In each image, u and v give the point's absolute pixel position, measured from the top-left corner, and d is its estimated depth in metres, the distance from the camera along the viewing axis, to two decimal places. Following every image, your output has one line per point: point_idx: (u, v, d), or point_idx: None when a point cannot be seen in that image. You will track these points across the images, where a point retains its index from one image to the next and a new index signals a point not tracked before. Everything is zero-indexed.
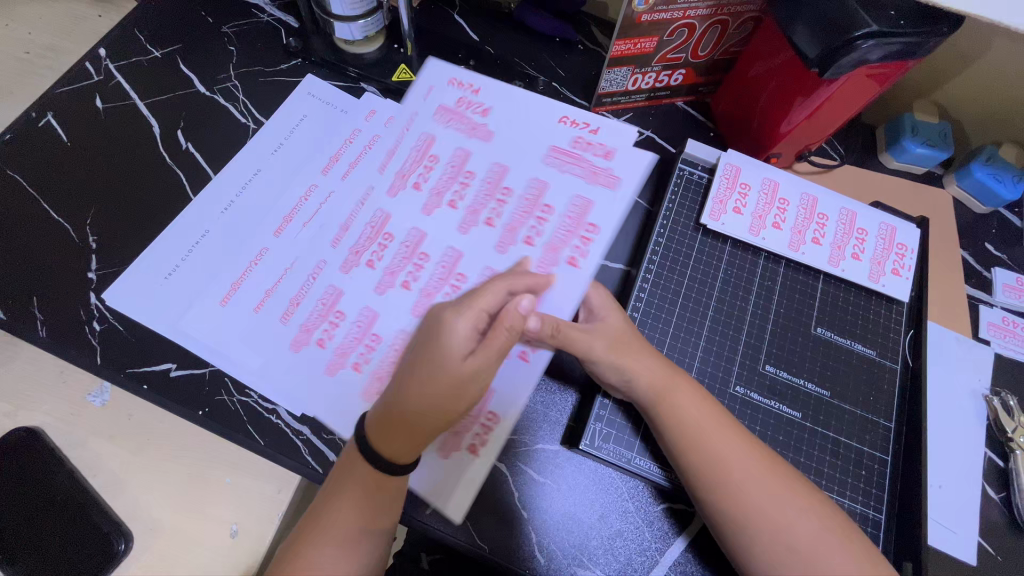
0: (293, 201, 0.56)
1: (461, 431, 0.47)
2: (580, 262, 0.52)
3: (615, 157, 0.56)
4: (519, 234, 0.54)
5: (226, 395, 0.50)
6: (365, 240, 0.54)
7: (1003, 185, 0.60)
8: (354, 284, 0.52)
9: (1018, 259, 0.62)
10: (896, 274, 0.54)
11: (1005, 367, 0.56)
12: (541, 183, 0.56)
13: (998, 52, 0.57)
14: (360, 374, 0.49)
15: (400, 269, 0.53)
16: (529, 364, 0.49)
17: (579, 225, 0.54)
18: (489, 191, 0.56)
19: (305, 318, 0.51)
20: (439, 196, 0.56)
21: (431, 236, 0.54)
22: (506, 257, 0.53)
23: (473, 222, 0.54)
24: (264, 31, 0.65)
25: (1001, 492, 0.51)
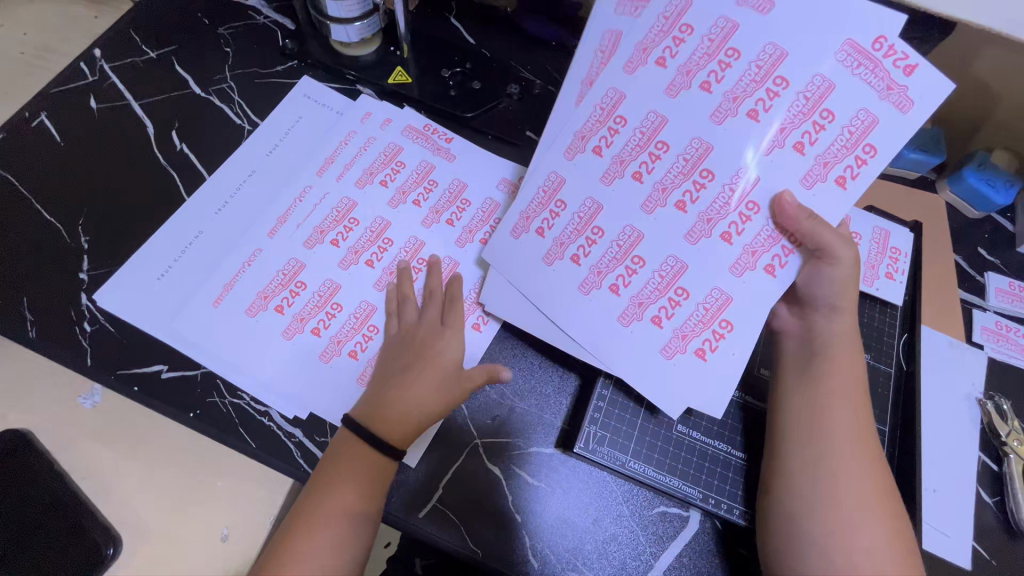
0: (287, 203, 0.55)
1: (605, 269, 0.48)
2: (850, 183, 0.43)
3: (917, 73, 0.41)
4: (791, 137, 0.43)
5: (218, 397, 0.49)
6: (594, 122, 0.47)
7: (995, 190, 0.61)
8: (579, 172, 0.48)
9: (1011, 264, 0.62)
10: (890, 278, 0.54)
11: (999, 371, 0.56)
12: (780, 52, 0.42)
13: (989, 58, 0.57)
14: (579, 267, 0.48)
15: (617, 141, 0.46)
16: (777, 281, 0.45)
17: (812, 110, 0.43)
18: (710, 50, 0.44)
19: (560, 233, 0.49)
20: (647, 51, 0.45)
21: (632, 98, 0.46)
22: (722, 135, 0.44)
23: (686, 85, 0.44)
24: (261, 33, 0.65)
25: (995, 496, 0.52)
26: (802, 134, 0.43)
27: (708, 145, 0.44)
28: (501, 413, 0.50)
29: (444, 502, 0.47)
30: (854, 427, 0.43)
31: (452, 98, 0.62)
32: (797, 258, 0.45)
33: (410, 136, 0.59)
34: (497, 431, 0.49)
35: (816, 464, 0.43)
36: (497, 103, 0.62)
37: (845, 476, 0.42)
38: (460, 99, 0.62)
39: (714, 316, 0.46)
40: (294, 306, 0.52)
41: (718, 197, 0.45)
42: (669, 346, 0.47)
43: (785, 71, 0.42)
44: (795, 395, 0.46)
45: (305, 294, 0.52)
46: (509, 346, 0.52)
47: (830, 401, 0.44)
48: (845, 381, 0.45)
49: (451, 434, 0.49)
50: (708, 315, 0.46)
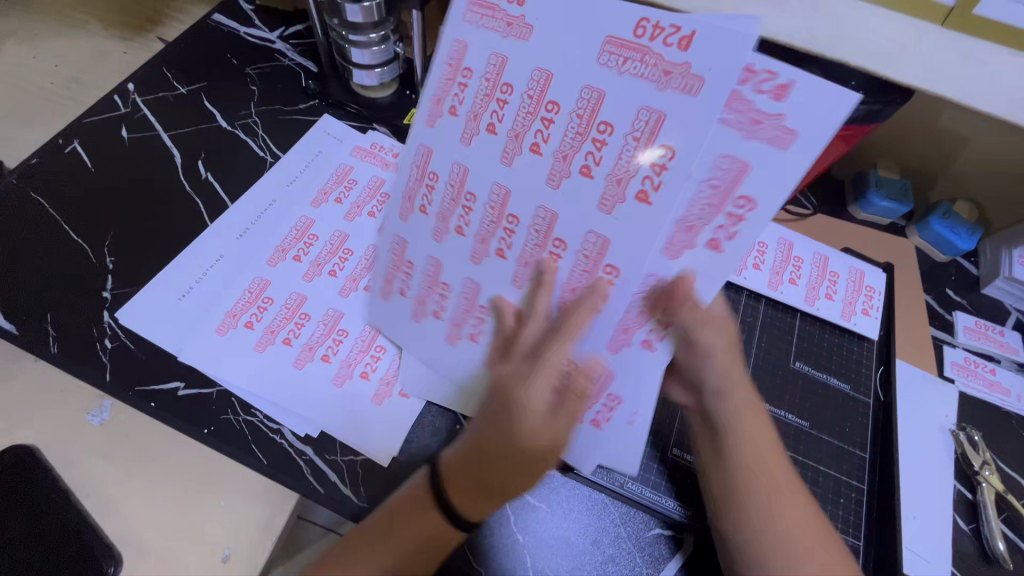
0: (409, 170, 0.49)
1: (498, 346, 0.49)
2: (727, 244, 0.40)
3: (787, 99, 0.36)
4: (702, 236, 0.40)
5: (232, 413, 0.51)
6: (448, 202, 0.48)
7: (958, 236, 0.67)
8: (412, 232, 0.51)
9: (975, 304, 0.67)
10: (866, 314, 0.58)
11: (968, 403, 0.60)
12: (659, 115, 0.38)
13: (950, 118, 0.64)
14: (476, 345, 0.50)
15: (473, 217, 0.47)
16: (659, 353, 0.45)
17: (657, 160, 0.40)
18: (531, 107, 0.43)
19: (452, 314, 0.50)
20: (441, 103, 0.46)
21: (475, 171, 0.46)
22: (562, 196, 0.43)
23: (517, 149, 0.44)
24: (286, 73, 0.70)
25: (971, 523, 0.54)
26: (689, 217, 0.40)
27: (554, 211, 0.43)
28: None
29: None
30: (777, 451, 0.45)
31: None
32: (668, 344, 0.44)
33: (362, 158, 0.65)
34: None
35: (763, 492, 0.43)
36: None
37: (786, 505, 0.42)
38: None
39: (602, 389, 0.46)
40: (263, 320, 0.54)
41: (578, 262, 0.43)
42: (597, 416, 0.47)
43: (670, 138, 0.38)
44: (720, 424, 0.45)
45: (273, 308, 0.55)
46: None
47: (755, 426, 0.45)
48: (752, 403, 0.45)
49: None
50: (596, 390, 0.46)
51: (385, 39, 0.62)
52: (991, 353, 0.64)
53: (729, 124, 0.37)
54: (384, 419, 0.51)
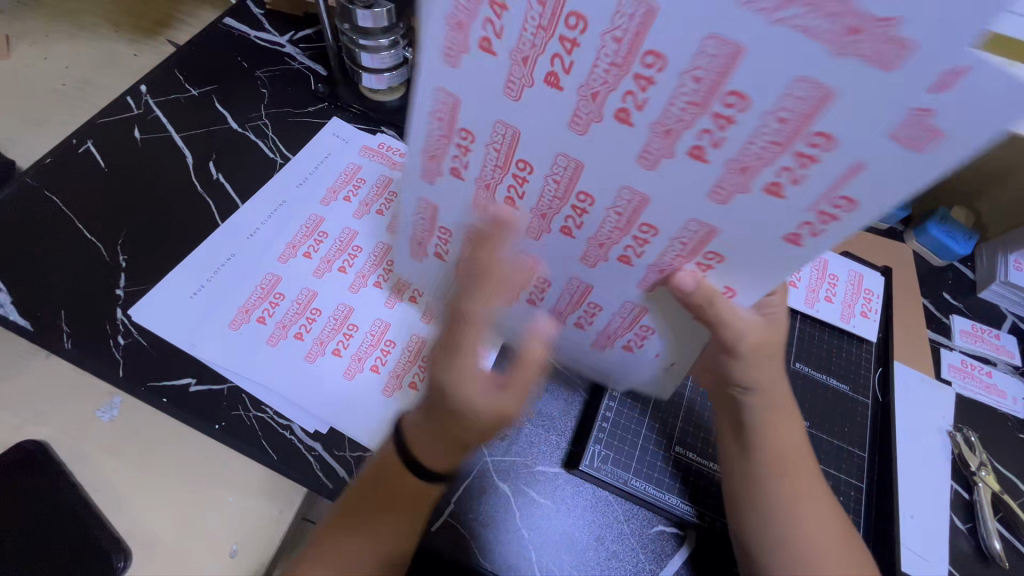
0: (427, 123, 0.40)
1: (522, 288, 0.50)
2: (806, 241, 0.33)
3: (953, 89, 0.24)
4: (759, 178, 0.32)
5: (243, 410, 0.52)
6: (438, 139, 0.41)
7: (955, 241, 0.68)
8: (445, 194, 0.45)
9: (972, 307, 0.68)
10: (865, 316, 0.59)
11: (965, 405, 0.61)
12: (825, 95, 0.27)
13: None
14: None
15: (530, 185, 0.40)
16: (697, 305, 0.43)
17: (793, 138, 0.29)
18: (542, 21, 0.30)
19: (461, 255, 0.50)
20: (464, 27, 0.33)
21: (467, 103, 0.37)
22: (660, 184, 0.35)
23: (526, 79, 0.34)
24: (295, 77, 0.71)
25: (968, 523, 0.55)
26: (804, 222, 0.32)
27: (645, 196, 0.36)
28: (510, 433, 0.53)
29: (455, 516, 0.49)
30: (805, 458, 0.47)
31: None
32: (743, 295, 0.41)
33: (368, 157, 0.66)
34: (505, 450, 0.52)
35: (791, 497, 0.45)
36: None
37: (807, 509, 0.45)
38: None
39: (633, 321, 0.47)
40: (274, 315, 0.55)
41: (676, 250, 0.38)
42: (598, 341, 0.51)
43: (829, 124, 0.28)
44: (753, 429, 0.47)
45: (285, 304, 0.56)
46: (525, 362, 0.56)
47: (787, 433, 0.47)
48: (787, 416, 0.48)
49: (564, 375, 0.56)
50: (627, 321, 0.47)
51: (395, 45, 0.63)
52: (987, 356, 0.65)
53: (900, 140, 0.27)
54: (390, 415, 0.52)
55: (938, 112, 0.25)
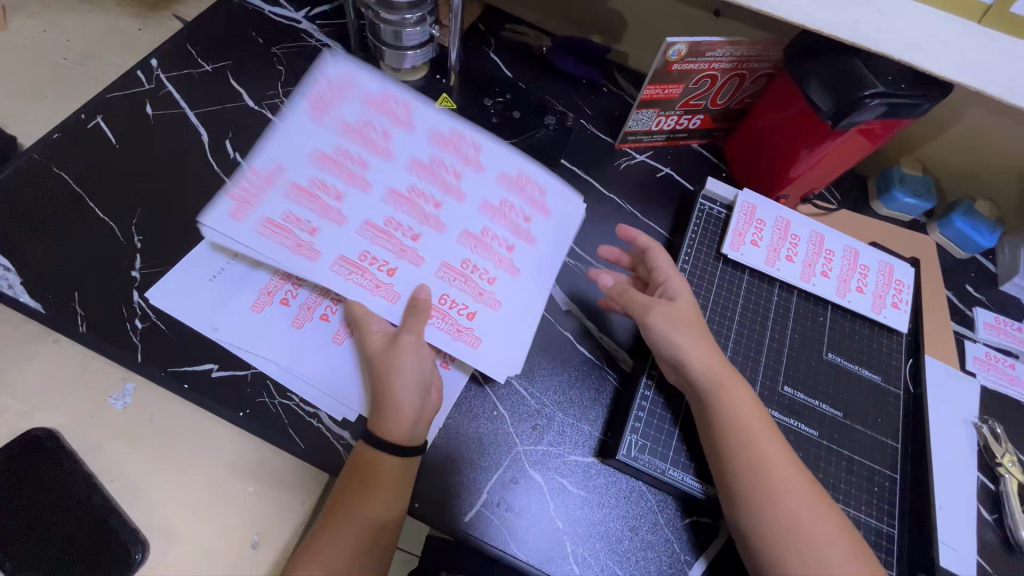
0: (358, 286, 0.50)
1: (504, 254, 0.55)
2: (479, 144, 0.58)
3: (316, 102, 0.55)
4: (464, 150, 0.58)
5: (268, 397, 0.50)
6: (367, 280, 0.51)
7: (979, 233, 0.68)
8: (432, 250, 0.53)
9: (994, 300, 0.69)
10: (895, 307, 0.58)
11: (990, 397, 0.62)
12: (406, 127, 0.57)
13: (975, 117, 0.65)
14: (488, 278, 0.53)
15: (403, 221, 0.54)
16: (545, 181, 0.59)
17: (451, 142, 0.58)
18: (311, 200, 0.52)
19: (456, 299, 0.52)
20: (328, 216, 0.52)
21: (357, 246, 0.52)
22: (476, 196, 0.56)
23: (394, 201, 0.54)
24: (312, 54, 0.69)
25: (994, 514, 0.55)
26: (442, 139, 0.58)
27: (484, 202, 0.56)
28: (542, 422, 0.52)
29: (488, 506, 0.48)
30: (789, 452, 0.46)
31: (494, 125, 0.67)
32: (528, 170, 0.59)
33: None
34: (536, 440, 0.51)
35: (764, 477, 0.44)
36: (535, 133, 0.67)
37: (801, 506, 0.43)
38: (501, 126, 0.67)
39: (524, 186, 0.58)
40: (299, 298, 0.53)
41: (516, 195, 0.57)
42: (539, 207, 0.58)
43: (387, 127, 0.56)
44: (721, 436, 0.46)
45: (308, 286, 0.54)
46: (553, 353, 0.55)
47: (759, 427, 0.46)
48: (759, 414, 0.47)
49: (586, 337, 0.57)
50: (522, 190, 0.58)
51: (422, 22, 0.60)
52: (1009, 349, 0.65)
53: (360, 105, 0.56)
54: None
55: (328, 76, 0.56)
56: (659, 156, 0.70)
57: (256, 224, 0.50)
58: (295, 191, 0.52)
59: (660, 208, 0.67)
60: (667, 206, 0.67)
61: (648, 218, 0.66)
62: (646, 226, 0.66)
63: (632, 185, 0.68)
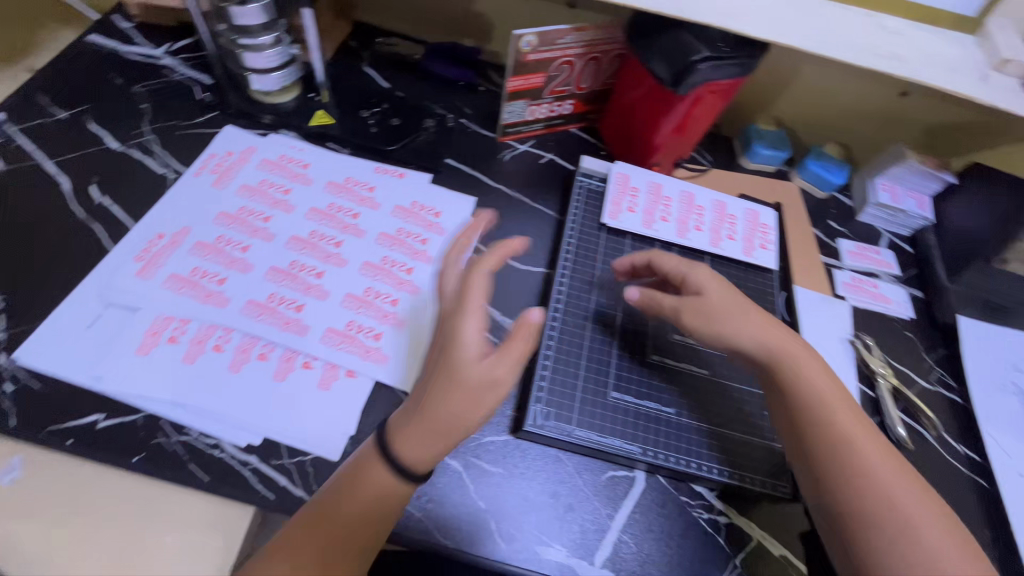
0: (262, 325, 0.52)
1: (405, 279, 0.58)
2: (374, 188, 0.63)
3: (214, 170, 0.61)
4: (360, 191, 0.62)
5: (164, 437, 0.48)
6: (275, 320, 0.53)
7: (831, 173, 0.76)
8: (336, 284, 0.56)
9: (854, 230, 0.76)
10: (764, 248, 0.64)
11: (860, 315, 0.68)
12: (302, 180, 0.62)
13: (807, 72, 0.74)
14: (390, 302, 0.56)
15: (307, 262, 0.57)
16: (441, 211, 0.63)
17: (348, 185, 0.62)
18: (215, 254, 0.56)
19: (363, 324, 0.54)
20: (232, 264, 0.55)
21: (258, 292, 0.54)
22: (373, 231, 0.60)
23: (295, 247, 0.57)
24: (177, 88, 0.67)
25: (876, 418, 0.61)
26: (339, 186, 0.62)
27: (381, 234, 0.60)
28: None
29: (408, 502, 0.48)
30: (871, 435, 0.45)
31: (374, 134, 0.68)
32: (422, 201, 0.63)
33: (266, 168, 0.62)
34: None
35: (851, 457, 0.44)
36: (416, 136, 0.69)
37: (901, 494, 0.42)
38: (381, 135, 0.68)
39: (419, 214, 0.62)
40: (187, 333, 0.51)
41: (412, 225, 0.61)
42: (434, 228, 0.62)
43: (281, 183, 0.61)
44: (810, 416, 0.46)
45: (196, 321, 0.52)
46: None
47: (844, 422, 0.46)
48: (842, 402, 0.47)
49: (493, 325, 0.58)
50: (421, 219, 0.62)
51: (279, 42, 0.60)
52: (872, 271, 0.73)
53: (262, 168, 0.62)
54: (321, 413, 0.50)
55: (235, 149, 0.63)
56: (540, 144, 0.74)
57: (160, 283, 0.53)
58: (199, 248, 0.56)
59: (548, 191, 0.70)
60: (554, 188, 0.70)
61: (537, 202, 0.69)
62: (535, 208, 0.68)
63: (518, 174, 0.71)
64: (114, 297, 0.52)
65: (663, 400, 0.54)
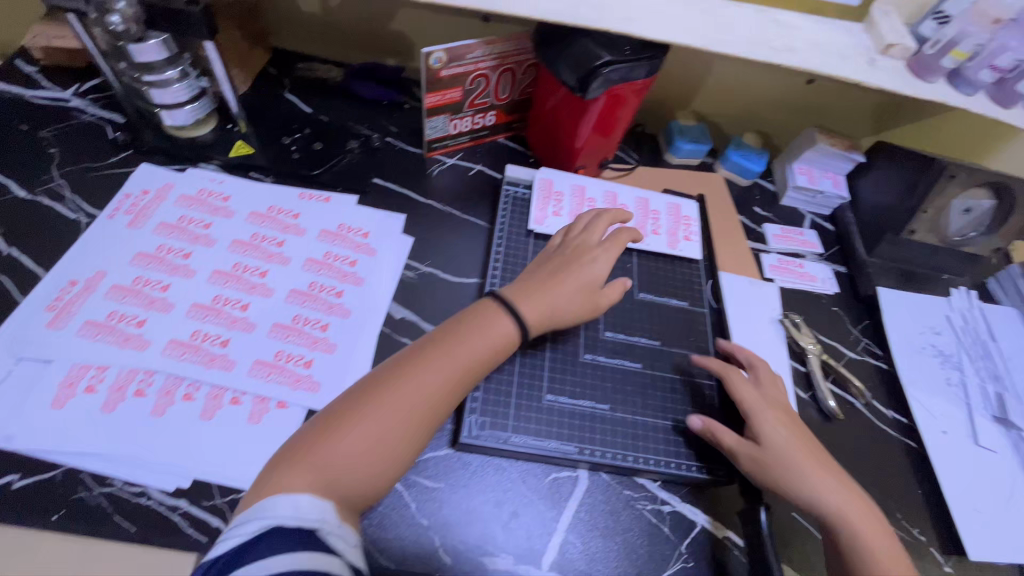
0: (185, 364, 0.51)
1: (334, 303, 0.57)
2: (299, 214, 0.63)
3: (129, 209, 0.60)
4: (284, 219, 0.62)
5: (86, 491, 0.46)
6: (199, 358, 0.52)
7: (751, 162, 0.79)
8: (262, 315, 0.55)
9: (778, 214, 0.80)
10: (688, 240, 0.67)
11: (788, 295, 0.71)
12: (223, 213, 0.61)
13: (718, 67, 0.77)
14: (320, 329, 0.56)
15: (231, 295, 0.56)
16: (369, 232, 0.63)
17: (271, 214, 0.62)
18: (133, 295, 0.54)
19: (292, 353, 0.54)
20: (151, 304, 0.54)
21: (180, 331, 0.53)
22: (298, 258, 0.59)
23: (217, 281, 0.56)
24: (88, 130, 0.66)
25: (808, 393, 0.64)
26: (262, 216, 0.62)
27: (307, 260, 0.59)
28: None
29: None
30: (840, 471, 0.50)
31: (297, 160, 0.67)
32: (349, 223, 0.63)
33: (185, 204, 0.61)
34: None
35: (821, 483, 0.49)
36: (340, 159, 0.69)
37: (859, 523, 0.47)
38: (304, 160, 0.67)
39: (347, 236, 0.62)
40: (105, 380, 0.50)
41: (341, 248, 0.61)
42: (363, 248, 0.62)
43: (200, 218, 0.60)
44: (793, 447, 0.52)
45: (114, 368, 0.50)
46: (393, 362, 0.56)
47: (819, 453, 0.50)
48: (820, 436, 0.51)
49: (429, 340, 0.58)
50: (350, 242, 0.62)
51: (186, 75, 0.60)
52: (797, 252, 0.76)
53: (180, 204, 0.61)
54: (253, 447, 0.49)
55: (150, 188, 0.62)
56: (468, 156, 0.74)
57: (74, 331, 0.52)
58: (115, 291, 0.54)
59: (478, 202, 0.71)
60: (484, 198, 0.71)
61: (467, 213, 0.69)
62: (466, 220, 0.69)
63: (447, 187, 0.71)
64: (24, 351, 0.50)
65: (598, 398, 0.55)
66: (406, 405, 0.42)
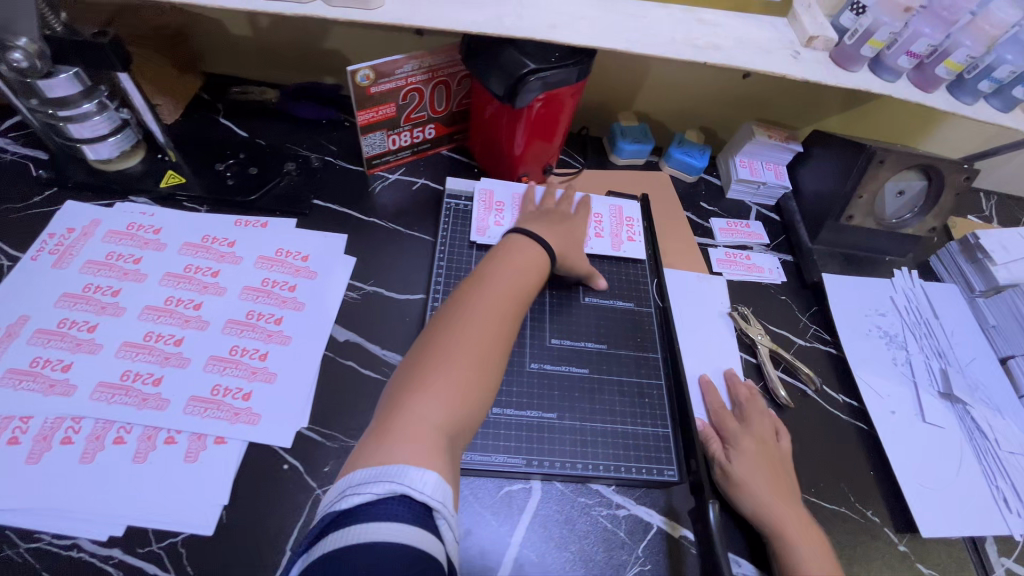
0: (117, 406, 0.49)
1: (273, 329, 0.56)
2: (234, 241, 0.61)
3: (53, 250, 0.58)
4: (219, 247, 0.61)
5: (9, 548, 0.44)
6: (131, 399, 0.50)
7: (693, 158, 0.80)
8: (198, 348, 0.54)
9: (725, 208, 0.81)
10: (632, 241, 0.68)
11: (736, 288, 0.72)
12: (154, 246, 0.60)
13: (654, 67, 0.78)
14: (259, 358, 0.54)
15: (163, 330, 0.54)
16: (308, 255, 0.62)
17: (204, 244, 0.61)
18: (59, 339, 0.52)
19: (230, 386, 0.52)
20: (79, 347, 0.52)
21: (110, 372, 0.51)
22: (234, 287, 0.58)
23: (148, 317, 0.55)
24: (10, 169, 0.64)
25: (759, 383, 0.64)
26: (195, 246, 0.60)
27: (243, 288, 0.58)
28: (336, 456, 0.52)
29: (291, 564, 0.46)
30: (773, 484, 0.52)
31: (231, 186, 0.66)
32: (288, 247, 0.62)
33: (113, 240, 0.59)
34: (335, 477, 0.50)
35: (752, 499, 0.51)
36: (277, 181, 0.68)
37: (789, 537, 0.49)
38: (239, 185, 0.66)
39: (285, 260, 0.61)
40: (29, 430, 0.48)
41: (279, 273, 0.60)
42: (303, 271, 0.61)
43: (129, 254, 0.59)
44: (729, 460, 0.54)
45: (39, 416, 0.48)
46: (337, 386, 0.55)
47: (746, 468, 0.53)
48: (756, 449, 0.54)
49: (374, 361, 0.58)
50: (289, 266, 0.61)
51: (104, 108, 0.59)
52: (744, 244, 0.77)
53: (108, 240, 0.59)
54: (189, 487, 0.47)
55: (75, 226, 0.60)
56: (411, 170, 0.74)
57: None
58: (40, 336, 0.52)
59: (422, 216, 0.70)
60: (427, 212, 0.71)
61: (411, 228, 0.69)
62: (409, 235, 0.68)
63: (390, 203, 0.70)
64: None
65: (547, 406, 0.55)
66: (474, 338, 0.45)
